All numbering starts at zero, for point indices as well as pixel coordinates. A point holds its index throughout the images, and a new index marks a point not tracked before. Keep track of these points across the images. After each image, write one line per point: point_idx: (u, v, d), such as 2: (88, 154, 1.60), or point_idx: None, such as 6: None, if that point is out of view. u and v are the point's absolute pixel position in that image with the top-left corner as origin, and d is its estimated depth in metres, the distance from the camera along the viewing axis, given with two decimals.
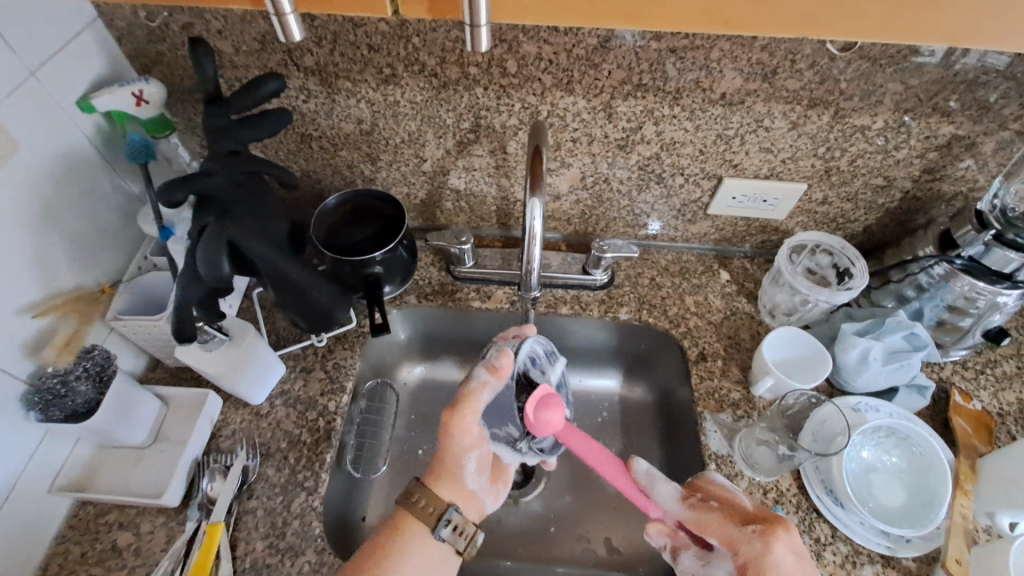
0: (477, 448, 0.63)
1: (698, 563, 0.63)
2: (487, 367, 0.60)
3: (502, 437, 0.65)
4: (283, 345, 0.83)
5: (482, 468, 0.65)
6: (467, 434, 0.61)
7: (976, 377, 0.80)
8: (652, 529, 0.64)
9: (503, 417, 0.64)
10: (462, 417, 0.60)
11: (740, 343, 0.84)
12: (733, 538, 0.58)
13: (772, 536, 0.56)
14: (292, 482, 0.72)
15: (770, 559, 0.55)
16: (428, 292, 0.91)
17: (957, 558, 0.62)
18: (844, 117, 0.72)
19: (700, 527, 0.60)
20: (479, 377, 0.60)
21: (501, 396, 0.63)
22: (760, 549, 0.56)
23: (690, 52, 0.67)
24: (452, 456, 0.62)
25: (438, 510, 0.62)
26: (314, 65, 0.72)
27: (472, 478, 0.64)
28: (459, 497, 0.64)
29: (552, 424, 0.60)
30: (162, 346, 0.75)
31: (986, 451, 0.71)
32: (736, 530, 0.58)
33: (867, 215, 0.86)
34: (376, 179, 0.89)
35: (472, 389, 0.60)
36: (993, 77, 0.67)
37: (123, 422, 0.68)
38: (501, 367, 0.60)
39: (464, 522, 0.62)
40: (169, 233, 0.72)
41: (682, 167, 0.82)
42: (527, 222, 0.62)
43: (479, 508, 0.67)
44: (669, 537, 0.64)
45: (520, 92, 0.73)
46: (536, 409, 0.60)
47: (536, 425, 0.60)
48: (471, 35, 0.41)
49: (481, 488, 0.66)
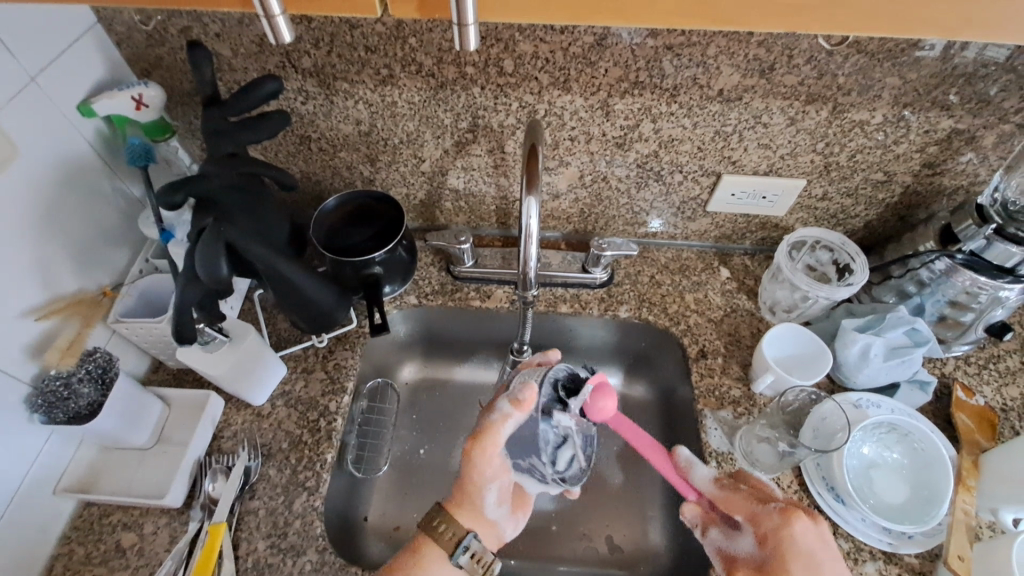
0: (499, 478, 0.64)
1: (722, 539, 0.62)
2: (509, 400, 0.59)
3: (524, 467, 0.63)
4: (283, 346, 0.83)
5: (504, 498, 0.66)
6: (489, 464, 0.61)
7: (979, 372, 0.80)
8: (686, 508, 0.64)
9: (529, 449, 0.61)
10: (483, 450, 0.60)
11: (740, 340, 0.84)
12: (756, 515, 0.59)
13: (792, 512, 0.58)
14: (294, 482, 0.72)
15: (789, 534, 0.57)
16: (429, 292, 0.91)
17: (959, 554, 0.62)
18: (842, 112, 0.72)
19: (729, 503, 0.62)
20: (501, 408, 0.60)
21: (527, 427, 0.61)
22: (781, 524, 0.57)
23: (686, 49, 0.67)
24: (475, 484, 0.63)
25: (459, 536, 0.62)
26: (311, 67, 0.73)
27: (493, 508, 0.65)
28: (479, 525, 0.65)
29: (604, 411, 0.58)
30: (164, 348, 0.75)
31: (989, 446, 0.70)
32: (760, 507, 0.59)
33: (868, 211, 0.86)
34: (376, 179, 0.89)
35: (494, 421, 0.60)
36: (993, 70, 0.66)
37: (125, 423, 0.68)
38: (526, 398, 0.59)
39: (482, 550, 0.62)
40: (169, 235, 0.73)
41: (681, 165, 0.82)
42: (522, 222, 0.62)
43: (498, 537, 0.67)
44: (698, 515, 0.64)
45: (518, 91, 0.73)
46: (593, 394, 0.59)
47: (592, 410, 0.59)
48: (459, 34, 0.41)
49: (502, 518, 0.66)
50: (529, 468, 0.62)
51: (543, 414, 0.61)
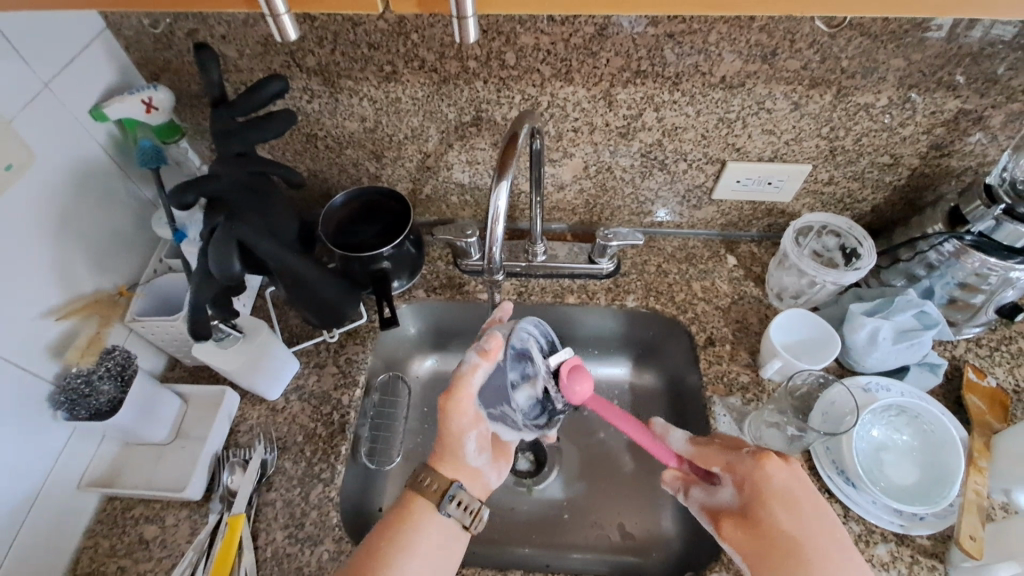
0: (476, 427, 0.64)
1: (704, 495, 0.64)
2: (476, 350, 0.61)
3: (497, 416, 0.65)
4: (295, 341, 0.85)
5: (484, 447, 0.66)
6: (463, 413, 0.62)
7: (990, 354, 0.80)
8: (664, 474, 0.67)
9: (501, 398, 0.63)
10: (456, 399, 0.61)
11: (747, 327, 0.84)
12: (731, 462, 0.61)
13: (765, 456, 0.59)
14: (309, 474, 0.73)
15: (763, 475, 0.59)
16: (437, 286, 0.92)
17: (971, 534, 0.61)
18: (846, 95, 0.72)
19: (703, 459, 0.63)
20: (468, 359, 0.61)
21: (495, 378, 0.63)
22: (755, 467, 0.59)
23: (688, 36, 0.67)
24: (451, 434, 0.63)
25: (443, 488, 0.63)
26: (315, 65, 0.74)
27: (474, 456, 0.65)
28: (462, 475, 0.65)
29: (581, 393, 0.62)
30: (180, 345, 0.77)
31: (1000, 427, 0.70)
32: (731, 455, 0.61)
33: (874, 194, 0.85)
34: (382, 176, 0.90)
35: (465, 372, 0.61)
36: (999, 49, 0.65)
37: (145, 420, 0.70)
38: (491, 348, 0.61)
39: (469, 499, 0.64)
40: (183, 235, 0.74)
41: (685, 153, 0.82)
42: (491, 208, 0.62)
43: (483, 485, 0.68)
44: (679, 478, 0.67)
45: (520, 84, 0.74)
46: (567, 376, 0.62)
47: (568, 393, 0.62)
48: (458, 26, 0.41)
49: (485, 466, 0.67)
50: (502, 416, 0.64)
51: (511, 362, 0.63)
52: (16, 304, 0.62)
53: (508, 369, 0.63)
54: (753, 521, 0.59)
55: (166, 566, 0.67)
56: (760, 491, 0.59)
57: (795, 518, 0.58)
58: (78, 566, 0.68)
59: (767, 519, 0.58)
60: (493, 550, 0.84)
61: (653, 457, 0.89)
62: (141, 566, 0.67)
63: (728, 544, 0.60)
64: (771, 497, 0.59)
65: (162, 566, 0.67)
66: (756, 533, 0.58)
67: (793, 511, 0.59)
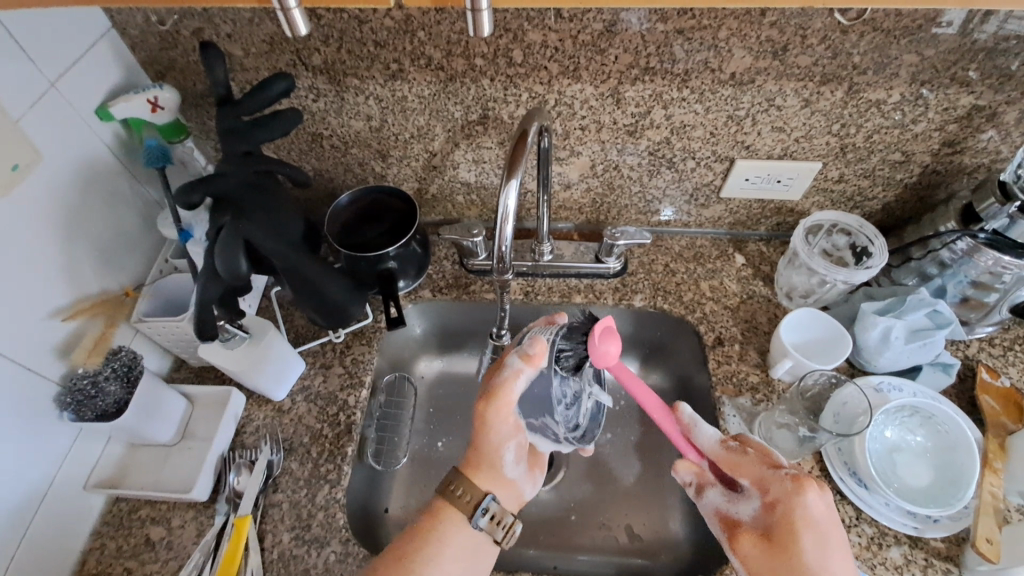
0: (514, 437, 0.65)
1: (722, 500, 0.62)
2: (520, 356, 0.61)
3: (536, 426, 0.66)
4: (301, 342, 0.84)
5: (521, 457, 0.66)
6: (504, 421, 0.62)
7: (1004, 354, 0.78)
8: (680, 464, 0.65)
9: (543, 408, 0.65)
10: (497, 409, 0.61)
11: (757, 326, 0.84)
12: (764, 478, 0.59)
13: (805, 482, 0.57)
14: (315, 476, 0.73)
15: (800, 501, 0.57)
16: (443, 286, 0.91)
17: (988, 537, 0.60)
18: (857, 92, 0.71)
19: (733, 466, 0.62)
20: (512, 364, 0.61)
21: (535, 386, 0.64)
22: (792, 489, 0.57)
23: (697, 33, 0.66)
24: (490, 445, 0.63)
25: (477, 500, 0.62)
26: (321, 64, 0.73)
27: (512, 467, 0.65)
28: (498, 487, 0.65)
29: (608, 355, 0.61)
30: (186, 346, 0.76)
31: (1016, 428, 0.69)
32: (770, 471, 0.59)
33: (885, 192, 0.84)
34: (387, 175, 0.89)
35: (506, 378, 0.61)
36: (1014, 44, 0.64)
37: (151, 421, 0.70)
38: (535, 354, 0.61)
39: (502, 511, 0.63)
40: (188, 235, 0.74)
41: (693, 151, 0.81)
42: (500, 207, 0.61)
43: (517, 496, 0.67)
44: (695, 474, 0.65)
45: (527, 82, 0.73)
46: (599, 338, 0.61)
47: (596, 354, 0.61)
48: (473, 19, 0.41)
49: (521, 477, 0.66)
50: (543, 426, 0.65)
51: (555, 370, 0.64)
52: (22, 304, 0.62)
53: (552, 377, 0.64)
54: (777, 543, 0.57)
55: (172, 567, 0.67)
56: (792, 519, 0.57)
57: (825, 549, 0.56)
58: (85, 567, 0.68)
59: (793, 544, 0.56)
60: (500, 552, 0.83)
61: (660, 458, 0.89)
62: (147, 568, 0.67)
63: (738, 555, 0.59)
64: (802, 524, 0.57)
65: (169, 567, 0.67)
66: (777, 558, 0.57)
67: (821, 542, 0.56)
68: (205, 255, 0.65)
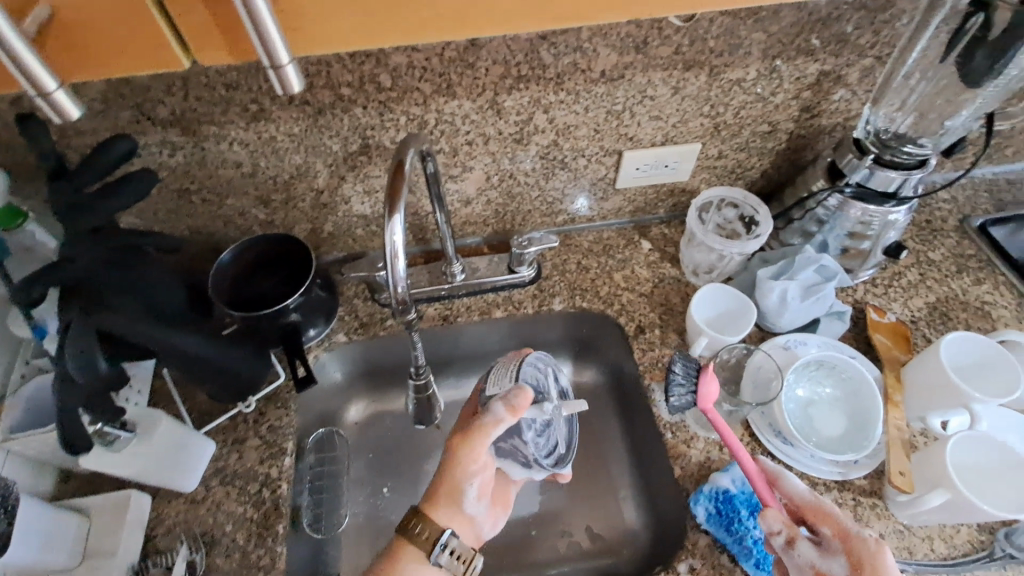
0: (483, 471, 0.62)
1: (814, 554, 0.58)
2: (503, 404, 0.58)
3: (507, 450, 0.64)
4: (208, 419, 0.77)
5: (483, 492, 0.64)
6: (476, 459, 0.60)
7: (886, 291, 0.86)
8: (770, 510, 0.59)
9: (511, 431, 0.63)
10: (472, 449, 0.59)
11: (672, 308, 0.86)
12: (851, 533, 0.58)
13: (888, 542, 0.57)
14: (246, 564, 0.67)
15: (884, 562, 0.56)
16: (357, 326, 0.87)
17: (900, 470, 0.65)
18: (718, 74, 0.74)
19: (821, 513, 0.60)
20: (495, 413, 0.58)
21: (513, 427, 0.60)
22: (876, 549, 0.57)
23: (561, 36, 0.66)
24: (455, 481, 0.60)
25: (435, 534, 0.60)
26: (170, 115, 0.66)
27: (473, 503, 0.62)
28: (458, 523, 0.62)
29: (709, 396, 0.70)
30: (67, 455, 0.67)
31: (906, 358, 0.76)
32: (855, 526, 0.59)
33: (762, 160, 0.90)
34: (274, 221, 0.83)
35: (488, 425, 0.58)
36: (844, 12, 0.70)
37: (44, 551, 0.59)
38: (520, 405, 0.58)
39: (464, 548, 0.60)
40: (44, 331, 0.65)
41: (582, 149, 0.82)
42: (388, 246, 0.56)
43: (476, 532, 0.65)
44: (785, 524, 0.59)
45: (403, 105, 0.70)
46: (704, 379, 0.70)
47: (701, 395, 0.69)
48: (277, 77, 0.40)
49: (482, 514, 0.64)
50: (512, 449, 0.63)
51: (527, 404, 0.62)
52: None
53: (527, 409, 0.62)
54: None
55: None
56: None
57: None
58: None
59: None
60: None
61: (608, 454, 0.89)
62: None
63: None
64: None
65: None
66: None
67: None
68: (61, 362, 0.55)
